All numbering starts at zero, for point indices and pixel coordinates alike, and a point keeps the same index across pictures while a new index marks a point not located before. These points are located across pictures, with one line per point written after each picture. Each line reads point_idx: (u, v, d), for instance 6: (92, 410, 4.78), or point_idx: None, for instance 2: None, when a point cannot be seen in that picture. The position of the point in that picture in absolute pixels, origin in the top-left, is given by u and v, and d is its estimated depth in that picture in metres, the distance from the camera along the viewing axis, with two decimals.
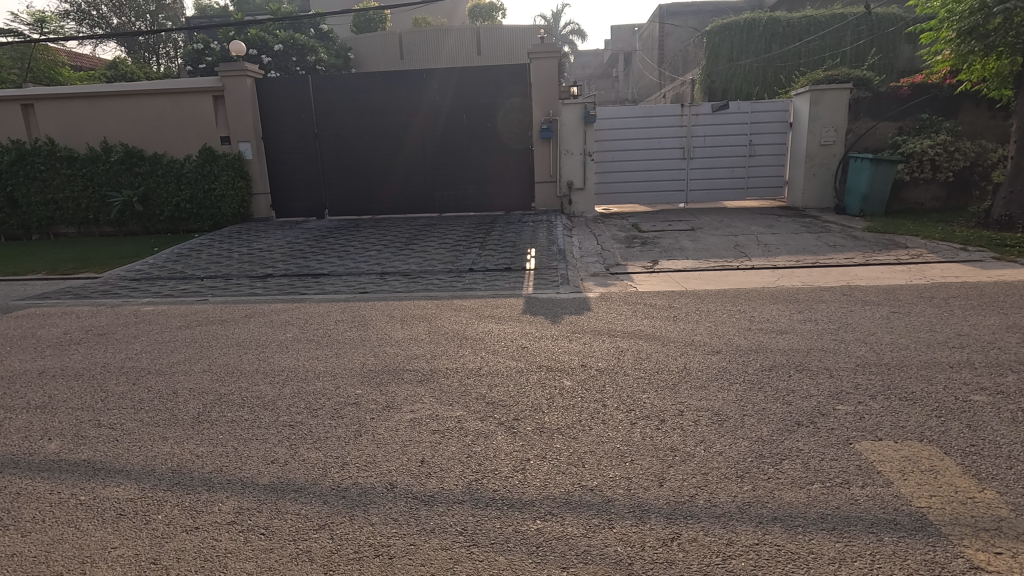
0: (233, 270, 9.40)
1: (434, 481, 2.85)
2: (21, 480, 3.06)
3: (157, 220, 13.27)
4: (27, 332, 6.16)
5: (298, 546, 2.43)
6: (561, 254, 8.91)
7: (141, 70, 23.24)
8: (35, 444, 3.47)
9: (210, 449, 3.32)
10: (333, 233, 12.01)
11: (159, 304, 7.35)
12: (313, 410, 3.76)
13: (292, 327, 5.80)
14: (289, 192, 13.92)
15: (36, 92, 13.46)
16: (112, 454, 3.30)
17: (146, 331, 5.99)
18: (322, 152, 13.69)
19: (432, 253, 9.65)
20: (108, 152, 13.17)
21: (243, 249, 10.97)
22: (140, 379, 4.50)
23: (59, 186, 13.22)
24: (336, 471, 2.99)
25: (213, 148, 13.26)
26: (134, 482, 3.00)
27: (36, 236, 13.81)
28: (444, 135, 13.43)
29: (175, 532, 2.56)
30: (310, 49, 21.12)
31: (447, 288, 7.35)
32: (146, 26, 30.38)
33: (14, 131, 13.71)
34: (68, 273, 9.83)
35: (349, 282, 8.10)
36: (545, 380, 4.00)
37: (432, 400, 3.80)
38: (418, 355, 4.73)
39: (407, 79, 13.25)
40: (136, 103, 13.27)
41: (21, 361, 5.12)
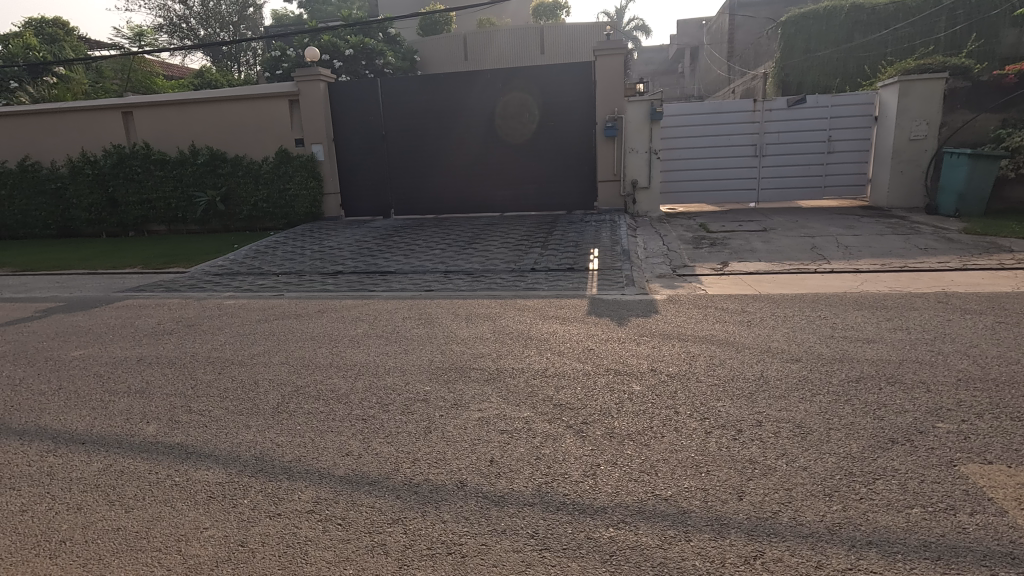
0: (306, 267, 9.82)
1: (504, 482, 2.85)
2: (124, 460, 3.32)
3: (237, 218, 14.14)
4: (126, 322, 6.69)
5: (374, 539, 2.48)
6: (625, 255, 8.73)
7: (225, 78, 24.81)
8: (135, 427, 3.75)
9: (289, 438, 3.47)
10: (399, 231, 12.35)
11: (239, 298, 7.77)
12: (384, 405, 3.86)
13: (362, 323, 5.98)
14: (356, 192, 14.40)
15: (134, 100, 14.58)
16: (202, 440, 3.51)
17: (230, 323, 6.37)
18: (388, 153, 14.09)
19: (494, 252, 9.72)
20: (195, 154, 14.12)
21: (315, 247, 11.46)
22: (224, 369, 4.78)
23: (153, 186, 14.33)
24: (408, 467, 3.05)
25: (288, 149, 13.92)
26: (222, 467, 3.18)
27: (132, 233, 15.02)
28: (506, 134, 13.50)
29: (259, 518, 2.69)
30: (378, 52, 21.81)
31: (510, 287, 7.37)
32: (228, 36, 32.32)
33: (114, 137, 14.94)
34: (160, 267, 10.60)
35: (415, 280, 8.28)
36: (614, 385, 3.92)
37: (500, 400, 3.80)
38: (485, 354, 4.75)
39: (471, 81, 13.42)
40: (219, 108, 14.12)
41: (122, 349, 5.56)
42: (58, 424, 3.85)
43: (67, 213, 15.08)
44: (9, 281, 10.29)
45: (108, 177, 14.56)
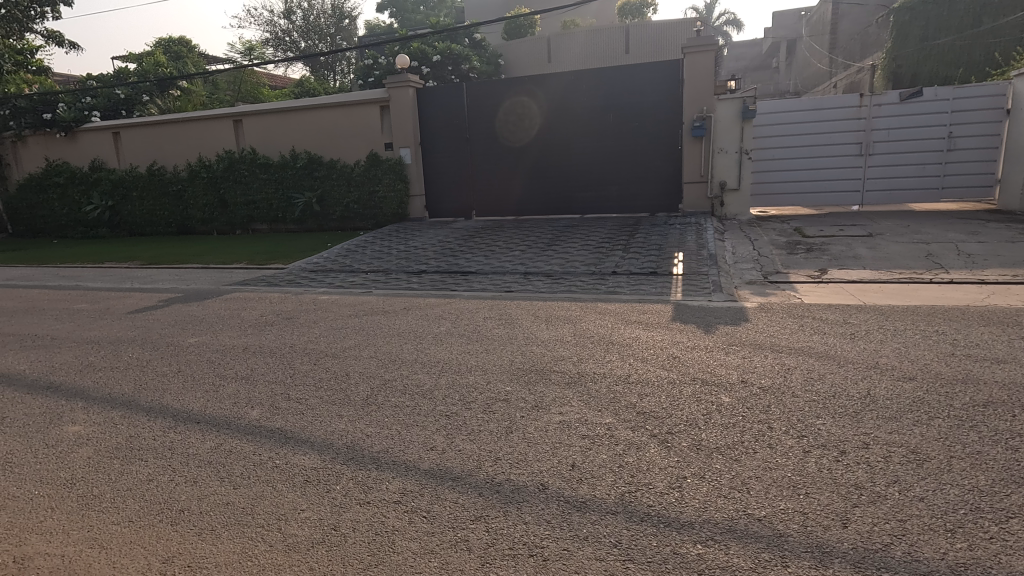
0: (392, 265, 10.25)
1: (586, 487, 2.81)
2: (233, 440, 3.61)
3: (330, 218, 15.03)
4: (234, 313, 7.28)
5: (457, 534, 2.53)
6: (712, 259, 8.38)
7: (322, 87, 26.47)
8: (242, 410, 4.07)
9: (377, 430, 3.62)
10: (480, 232, 12.60)
11: (332, 294, 8.25)
12: (467, 403, 3.93)
13: (445, 321, 6.15)
14: (440, 193, 14.81)
15: (244, 109, 15.86)
16: (300, 426, 3.75)
17: (324, 317, 6.77)
18: (472, 155, 14.39)
19: (574, 254, 9.66)
20: (295, 159, 15.15)
21: (400, 246, 11.95)
22: (319, 360, 5.09)
23: (258, 189, 15.54)
24: (490, 466, 3.08)
25: (378, 154, 14.58)
26: (317, 453, 3.37)
27: (238, 231, 16.37)
28: (588, 135, 13.37)
29: (351, 504, 2.82)
30: (464, 57, 22.40)
31: (591, 290, 7.29)
32: (326, 46, 34.45)
33: (227, 143, 16.35)
34: (263, 264, 11.46)
35: (496, 281, 8.39)
36: (701, 395, 3.75)
37: (581, 405, 3.76)
38: (566, 357, 4.72)
39: (554, 83, 13.45)
40: (316, 115, 15.05)
41: (231, 337, 6.08)
42: (177, 403, 4.26)
43: (186, 213, 16.69)
44: (139, 273, 11.55)
45: (220, 180, 15.97)
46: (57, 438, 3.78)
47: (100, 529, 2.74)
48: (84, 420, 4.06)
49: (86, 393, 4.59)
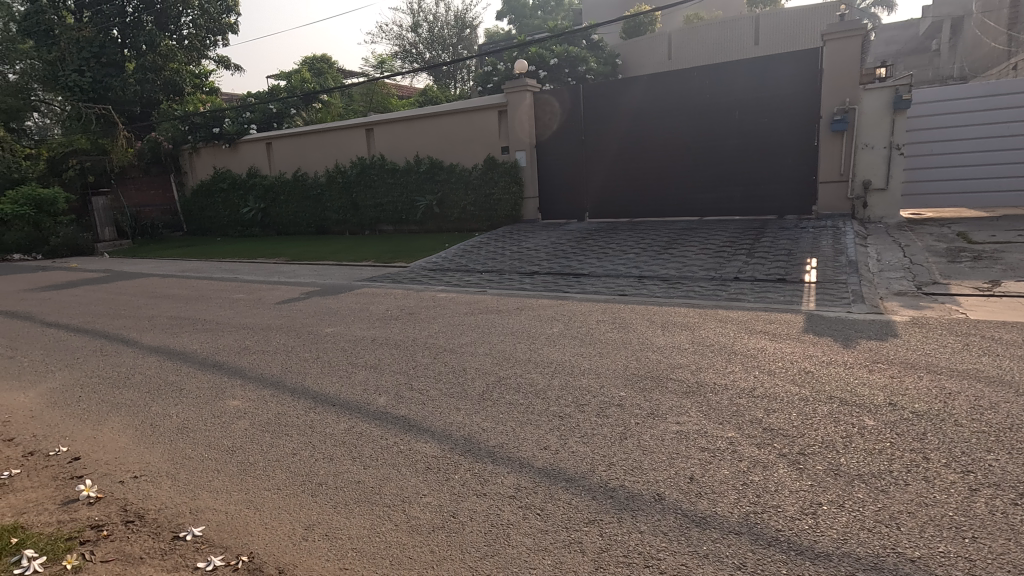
0: (506, 266, 10.50)
1: (706, 503, 2.68)
2: (364, 424, 3.91)
3: (448, 220, 15.76)
4: (362, 307, 7.90)
5: (570, 535, 2.54)
6: (852, 267, 7.59)
7: (445, 95, 27.83)
8: (371, 396, 4.41)
9: (493, 424, 3.74)
10: (593, 234, 12.50)
11: (450, 292, 8.64)
12: (580, 405, 3.92)
13: (558, 322, 6.19)
14: (554, 194, 14.90)
15: (376, 118, 17.13)
16: (422, 415, 3.97)
17: (442, 314, 7.11)
18: (587, 156, 14.34)
19: (693, 258, 9.24)
20: (418, 164, 16.09)
21: (514, 247, 12.22)
22: (438, 354, 5.36)
23: (385, 192, 16.74)
24: (603, 470, 3.05)
25: (495, 157, 14.99)
26: (437, 443, 3.55)
27: (366, 230, 17.72)
28: (710, 133, 12.72)
29: (468, 494, 2.94)
30: (581, 59, 22.42)
31: (710, 297, 6.94)
32: (449, 56, 36.19)
33: (360, 150, 17.79)
34: (388, 262, 12.31)
35: (609, 284, 8.27)
36: (839, 416, 3.41)
37: (701, 416, 3.59)
38: (683, 365, 4.53)
39: (676, 80, 12.96)
40: (438, 121, 15.86)
41: (360, 329, 6.61)
42: (317, 386, 4.73)
43: (323, 214, 18.40)
44: (284, 268, 12.93)
45: (352, 184, 17.41)
46: (222, 410, 4.36)
47: (255, 493, 3.11)
48: (242, 395, 4.64)
49: (243, 372, 5.24)
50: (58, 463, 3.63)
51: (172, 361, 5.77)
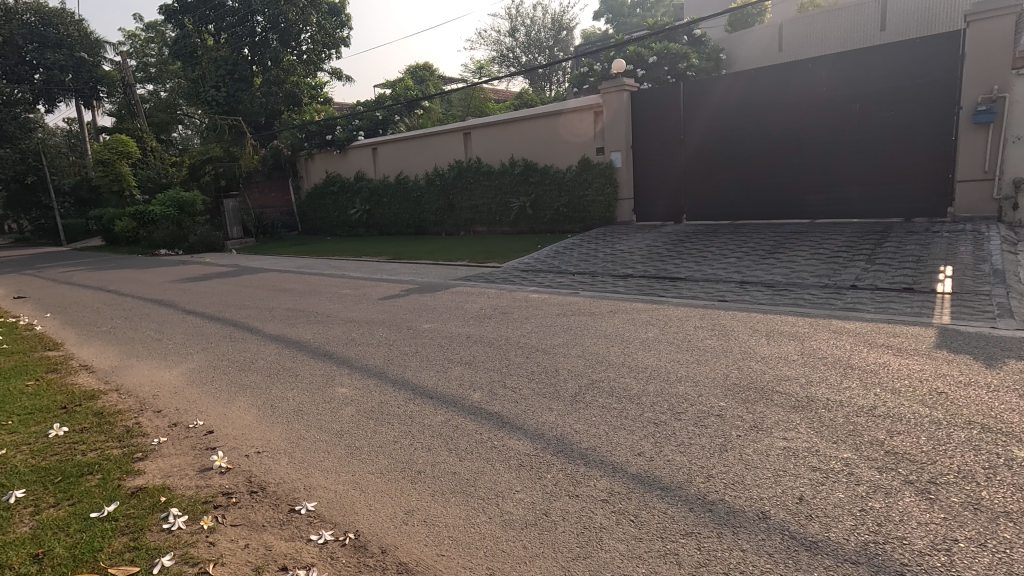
0: (599, 268, 10.38)
1: (817, 526, 2.49)
2: (460, 417, 4.05)
3: (541, 221, 15.88)
4: (458, 305, 8.17)
5: (666, 545, 2.47)
6: (996, 277, 6.71)
7: (540, 97, 28.05)
8: (466, 392, 4.54)
9: (585, 427, 3.72)
10: (691, 237, 12.03)
11: (542, 293, 8.70)
12: (676, 413, 3.79)
13: (653, 327, 6.03)
14: (651, 196, 14.50)
15: (473, 122, 17.65)
16: (515, 413, 4.03)
17: (534, 314, 7.17)
18: (687, 156, 13.86)
19: (802, 264, 8.61)
20: (513, 166, 16.36)
21: (607, 249, 12.04)
22: (531, 354, 5.42)
23: (480, 194, 17.20)
24: (701, 481, 2.93)
25: (590, 158, 14.86)
26: (530, 441, 3.59)
27: (462, 231, 18.30)
28: (824, 129, 11.82)
29: (560, 493, 2.95)
30: (683, 56, 21.64)
31: (822, 305, 6.43)
32: (545, 58, 36.43)
33: (458, 154, 18.43)
34: (482, 262, 12.64)
35: (707, 289, 7.93)
36: (979, 444, 3.02)
37: (811, 432, 3.34)
38: (791, 377, 4.24)
39: (786, 73, 12.16)
40: (534, 124, 16.01)
41: (456, 326, 6.83)
42: (416, 378, 4.96)
43: (422, 215, 19.24)
44: (385, 266, 13.68)
45: (450, 187, 18.06)
46: (332, 396, 4.70)
47: (360, 475, 3.33)
48: (349, 383, 4.98)
49: (350, 362, 5.62)
50: (195, 435, 4.09)
51: (289, 349, 6.30)
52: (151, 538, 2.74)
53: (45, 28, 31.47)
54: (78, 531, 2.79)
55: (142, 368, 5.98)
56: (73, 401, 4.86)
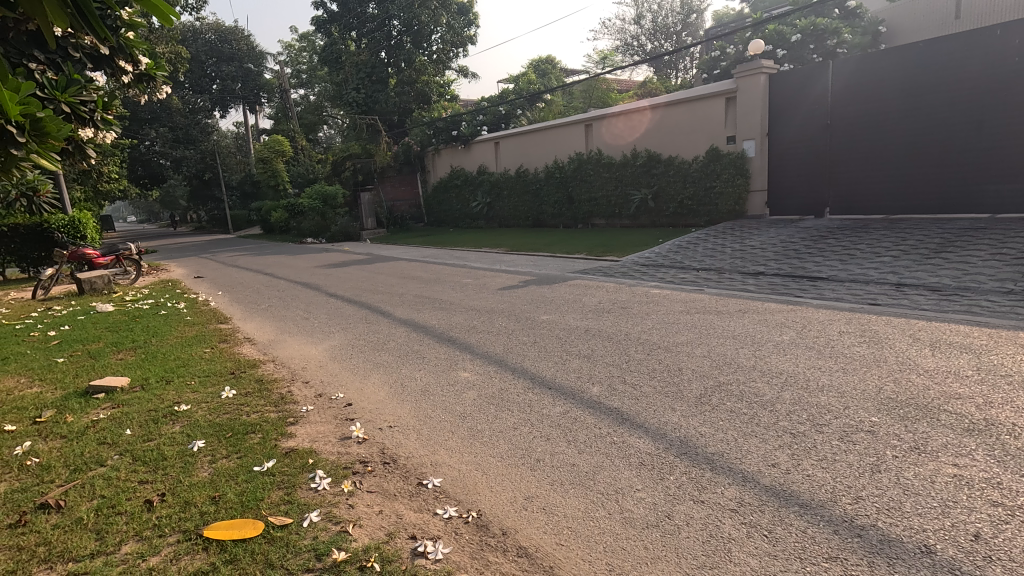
0: (726, 265, 9.79)
1: (998, 570, 2.13)
2: (578, 410, 4.04)
3: (664, 214, 15.37)
4: (576, 297, 8.15)
5: (805, 568, 2.26)
6: None
7: (666, 85, 26.97)
8: (584, 385, 4.52)
9: (712, 431, 3.52)
10: (835, 232, 10.89)
11: (664, 288, 8.39)
12: (817, 424, 3.46)
13: (789, 329, 5.55)
14: (787, 187, 13.31)
15: (594, 114, 17.48)
16: (636, 410, 3.93)
17: (655, 310, 6.93)
18: (832, 143, 12.57)
19: (977, 265, 7.43)
20: (635, 157, 15.93)
21: (735, 245, 11.33)
22: (652, 351, 5.24)
23: (599, 186, 16.97)
24: (848, 502, 2.65)
25: (719, 147, 14.02)
26: (651, 439, 3.48)
27: (580, 224, 18.24)
28: (1010, 108, 10.05)
29: (684, 497, 2.83)
30: (833, 31, 19.61)
31: (1003, 314, 5.51)
32: (672, 45, 34.97)
33: (578, 146, 18.39)
34: (600, 255, 12.48)
35: (854, 290, 7.15)
36: None
37: (992, 462, 2.86)
38: (965, 396, 3.66)
39: (965, 45, 10.51)
40: (659, 114, 15.46)
41: (575, 319, 6.81)
42: (534, 368, 5.04)
43: (541, 207, 19.44)
44: (504, 257, 14.02)
45: (570, 179, 18.01)
46: (456, 379, 4.94)
47: (482, 457, 3.45)
48: (472, 368, 5.19)
49: (472, 348, 5.84)
50: (337, 406, 4.50)
51: (416, 333, 6.72)
52: (301, 495, 3.07)
53: (223, 44, 36.48)
54: (245, 481, 3.21)
55: (292, 343, 6.71)
56: (239, 368, 5.59)
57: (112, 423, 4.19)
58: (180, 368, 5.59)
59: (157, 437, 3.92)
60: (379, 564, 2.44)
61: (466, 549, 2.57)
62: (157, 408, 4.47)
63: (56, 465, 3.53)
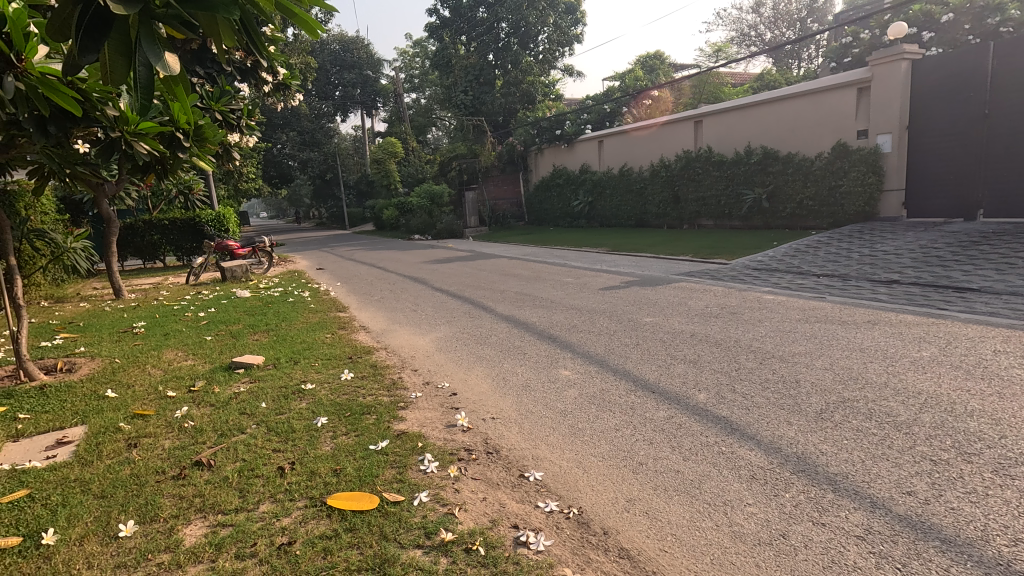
0: (852, 271, 8.94)
1: None
2: (683, 416, 3.90)
3: (780, 216, 14.45)
4: (682, 301, 7.85)
5: None
6: None
7: (786, 76, 25.09)
8: (690, 391, 4.35)
9: (834, 449, 3.25)
10: (990, 238, 9.54)
11: (778, 294, 7.86)
12: (965, 453, 3.07)
13: (928, 345, 4.97)
14: (930, 186, 11.81)
15: (705, 109, 16.71)
16: (746, 421, 3.73)
17: (769, 317, 6.51)
18: (990, 136, 10.97)
19: None
20: (750, 154, 15.05)
21: (864, 249, 10.32)
22: (766, 360, 4.93)
23: (708, 185, 16.23)
24: (1004, 544, 2.33)
25: (847, 143, 12.84)
26: (764, 453, 3.29)
27: (686, 225, 17.60)
28: None
29: (802, 518, 2.64)
30: (995, 8, 17.24)
31: None
32: (795, 33, 32.50)
33: (686, 144, 17.69)
34: (707, 257, 11.95)
35: (1012, 304, 6.23)
36: None
37: None
38: None
39: None
40: (779, 108, 14.49)
41: (680, 322, 6.58)
42: (637, 370, 4.94)
43: (644, 207, 18.98)
44: (605, 257, 13.87)
45: (677, 178, 17.38)
46: (557, 376, 4.98)
47: (583, 456, 3.45)
48: (572, 367, 5.21)
49: (572, 347, 5.85)
50: (442, 395, 4.72)
51: (517, 329, 6.85)
52: (411, 475, 3.26)
53: (346, 54, 39.44)
54: (362, 458, 3.47)
55: (402, 333, 7.12)
56: (356, 353, 6.04)
57: (250, 396, 4.71)
58: (306, 351, 6.14)
59: (287, 411, 4.35)
60: (484, 549, 2.54)
61: (567, 544, 2.59)
62: (287, 385, 4.96)
63: (206, 429, 4.03)
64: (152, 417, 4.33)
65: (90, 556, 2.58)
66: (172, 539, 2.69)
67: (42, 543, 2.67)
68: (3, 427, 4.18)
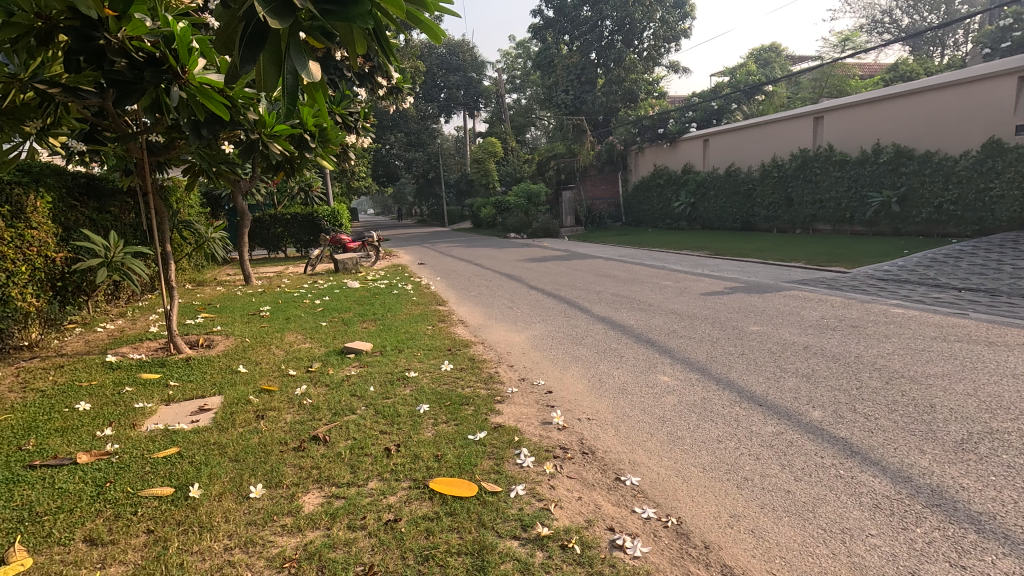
0: (1003, 286, 7.85)
1: None
2: (794, 433, 3.65)
3: (913, 221, 13.02)
4: (794, 310, 7.32)
5: None
6: None
7: (927, 65, 22.45)
8: (803, 407, 4.05)
9: (978, 485, 2.88)
10: None
11: (909, 308, 7.09)
12: None
13: None
14: None
15: (827, 105, 15.39)
16: (867, 444, 3.41)
17: (898, 333, 5.88)
18: None
19: None
20: (878, 153, 13.71)
21: (1018, 261, 9.03)
22: (893, 380, 4.48)
23: (828, 187, 15.00)
24: None
25: (1003, 139, 11.27)
26: (891, 481, 2.98)
27: (800, 230, 16.44)
28: None
29: (936, 557, 2.37)
30: None
31: None
32: (939, 17, 29.06)
33: (804, 142, 16.42)
34: (823, 264, 11.05)
35: None
36: None
37: None
38: None
39: None
40: (917, 101, 12.97)
41: (791, 333, 6.14)
42: (743, 381, 4.68)
43: (753, 209, 17.90)
44: (708, 261, 13.26)
45: (791, 179, 16.22)
46: (655, 381, 4.85)
47: (683, 466, 3.32)
48: (672, 373, 5.04)
49: (672, 353, 5.66)
50: (538, 391, 4.77)
51: (614, 331, 6.77)
52: (509, 468, 3.33)
53: (452, 57, 40.95)
54: (461, 446, 3.59)
55: (499, 329, 7.28)
56: (455, 346, 6.27)
57: (360, 379, 5.05)
58: (409, 340, 6.48)
59: (393, 396, 4.61)
60: (579, 547, 2.54)
61: (666, 553, 2.52)
62: (392, 371, 5.26)
63: (322, 407, 4.38)
64: (276, 392, 4.79)
65: (227, 511, 2.90)
66: (293, 504, 2.96)
67: (190, 494, 3.04)
68: (158, 391, 4.82)
